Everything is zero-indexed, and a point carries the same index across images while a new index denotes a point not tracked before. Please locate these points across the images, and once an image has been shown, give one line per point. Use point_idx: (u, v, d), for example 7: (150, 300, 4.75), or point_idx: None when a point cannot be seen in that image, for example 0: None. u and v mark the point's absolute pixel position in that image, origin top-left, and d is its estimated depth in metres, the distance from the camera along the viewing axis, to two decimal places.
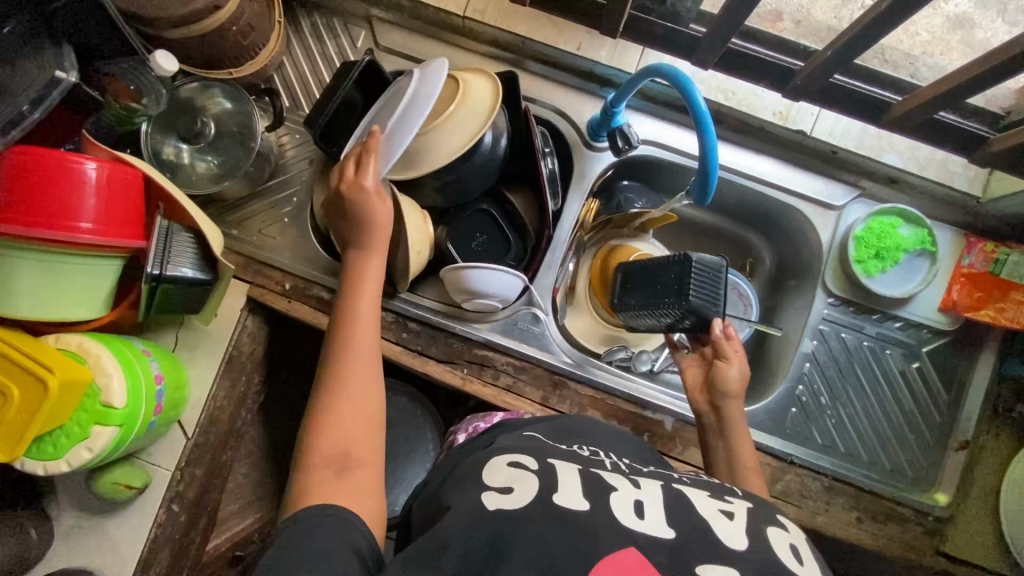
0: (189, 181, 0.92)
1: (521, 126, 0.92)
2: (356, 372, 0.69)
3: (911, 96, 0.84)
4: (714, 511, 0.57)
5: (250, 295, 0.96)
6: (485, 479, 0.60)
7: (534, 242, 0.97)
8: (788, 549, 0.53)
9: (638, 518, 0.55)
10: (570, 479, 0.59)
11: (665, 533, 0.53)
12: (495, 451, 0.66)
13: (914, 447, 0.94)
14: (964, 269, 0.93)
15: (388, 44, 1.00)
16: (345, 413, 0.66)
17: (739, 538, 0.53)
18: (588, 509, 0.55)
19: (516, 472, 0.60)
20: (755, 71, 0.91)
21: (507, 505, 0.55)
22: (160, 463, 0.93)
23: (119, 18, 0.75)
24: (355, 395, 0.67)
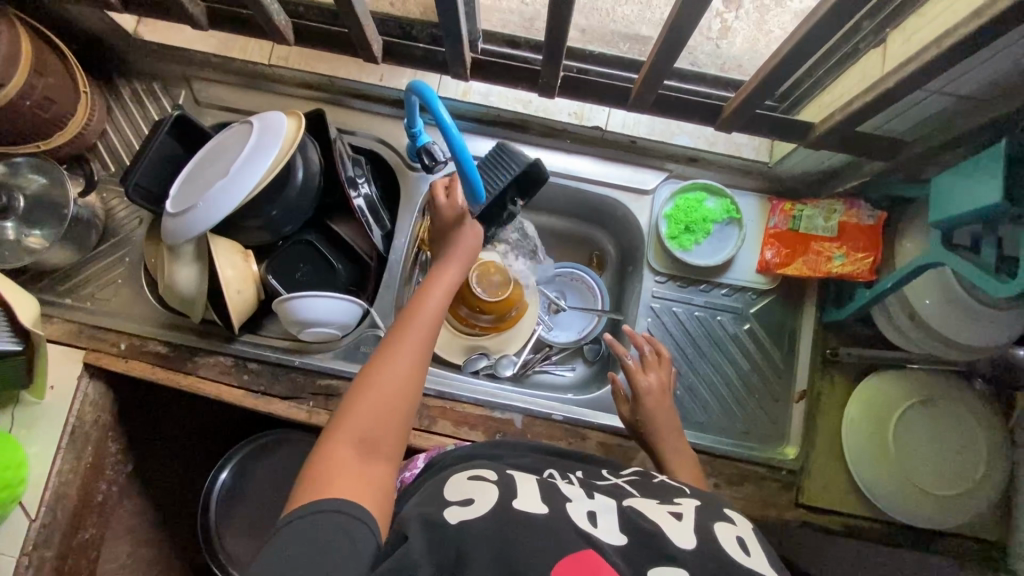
0: (8, 256, 0.92)
1: (331, 157, 0.96)
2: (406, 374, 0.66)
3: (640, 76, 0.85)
4: (663, 513, 0.58)
5: (86, 360, 0.95)
6: (445, 493, 0.59)
7: (367, 265, 1.00)
8: (735, 542, 0.54)
9: (591, 525, 0.55)
10: (528, 493, 0.59)
11: (617, 538, 0.54)
12: (448, 475, 0.66)
13: (760, 406, 0.97)
14: (772, 230, 0.99)
15: (208, 99, 1.05)
16: (381, 399, 0.63)
17: (687, 535, 0.54)
18: (545, 512, 0.55)
19: (476, 485, 0.60)
20: (511, 75, 0.94)
21: (467, 518, 0.54)
22: (3, 551, 0.89)
23: None
24: (396, 389, 0.64)
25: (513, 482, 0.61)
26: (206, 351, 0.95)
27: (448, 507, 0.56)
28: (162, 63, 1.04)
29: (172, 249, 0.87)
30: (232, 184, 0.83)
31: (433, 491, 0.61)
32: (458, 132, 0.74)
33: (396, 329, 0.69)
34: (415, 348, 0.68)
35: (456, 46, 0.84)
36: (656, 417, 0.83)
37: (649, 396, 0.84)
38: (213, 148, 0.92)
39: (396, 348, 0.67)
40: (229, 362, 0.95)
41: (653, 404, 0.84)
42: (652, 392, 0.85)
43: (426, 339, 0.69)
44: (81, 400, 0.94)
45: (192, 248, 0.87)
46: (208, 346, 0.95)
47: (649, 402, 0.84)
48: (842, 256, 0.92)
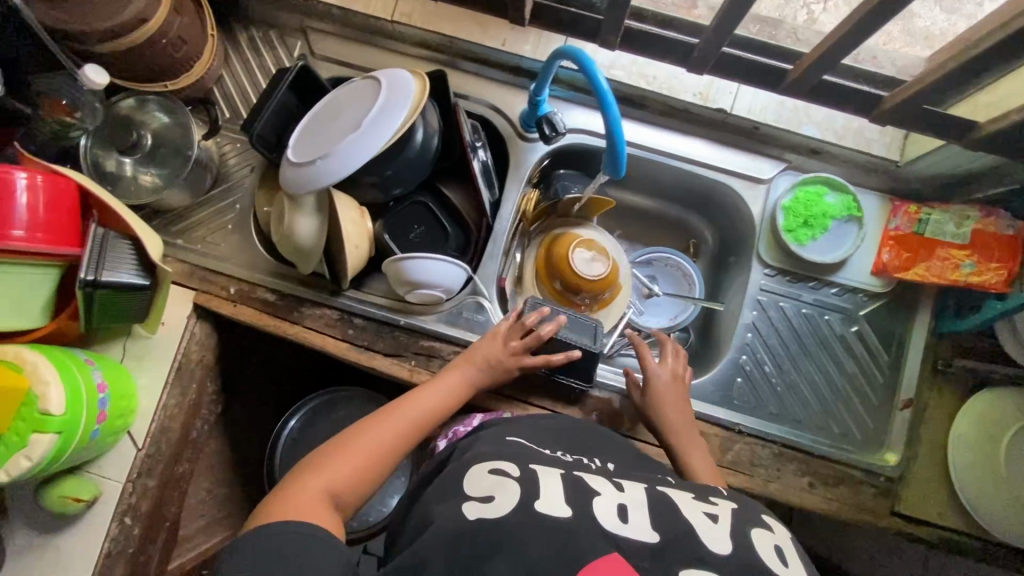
0: (128, 192, 0.93)
1: (451, 120, 0.95)
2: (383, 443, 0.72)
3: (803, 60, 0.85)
4: (701, 516, 0.59)
5: (196, 301, 0.97)
6: (464, 488, 0.62)
7: (474, 233, 1.00)
8: (773, 552, 0.56)
9: (622, 522, 0.56)
10: (551, 487, 0.60)
11: (650, 536, 0.55)
12: (475, 459, 0.68)
13: (862, 410, 0.95)
14: (892, 233, 0.96)
15: (323, 51, 1.04)
16: (355, 455, 0.69)
17: (721, 542, 0.55)
18: (569, 516, 0.56)
19: (496, 478, 0.62)
20: (658, 47, 0.91)
21: (486, 515, 0.56)
22: (111, 476, 0.93)
23: (47, 36, 0.78)
24: (363, 462, 0.69)
25: (535, 475, 0.63)
26: (313, 302, 0.96)
27: (469, 503, 0.59)
28: (281, 11, 1.03)
29: (295, 199, 0.87)
30: (364, 138, 0.83)
31: (452, 486, 0.63)
32: (615, 103, 0.72)
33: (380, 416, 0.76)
34: (398, 432, 0.74)
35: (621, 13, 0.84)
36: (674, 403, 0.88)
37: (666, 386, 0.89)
38: (336, 101, 0.92)
39: (379, 430, 0.73)
40: (335, 316, 0.96)
41: (665, 394, 0.88)
42: (664, 383, 0.89)
43: (403, 435, 0.75)
44: (188, 338, 0.97)
45: (313, 199, 0.87)
46: (315, 298, 0.96)
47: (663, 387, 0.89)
48: (972, 264, 0.89)
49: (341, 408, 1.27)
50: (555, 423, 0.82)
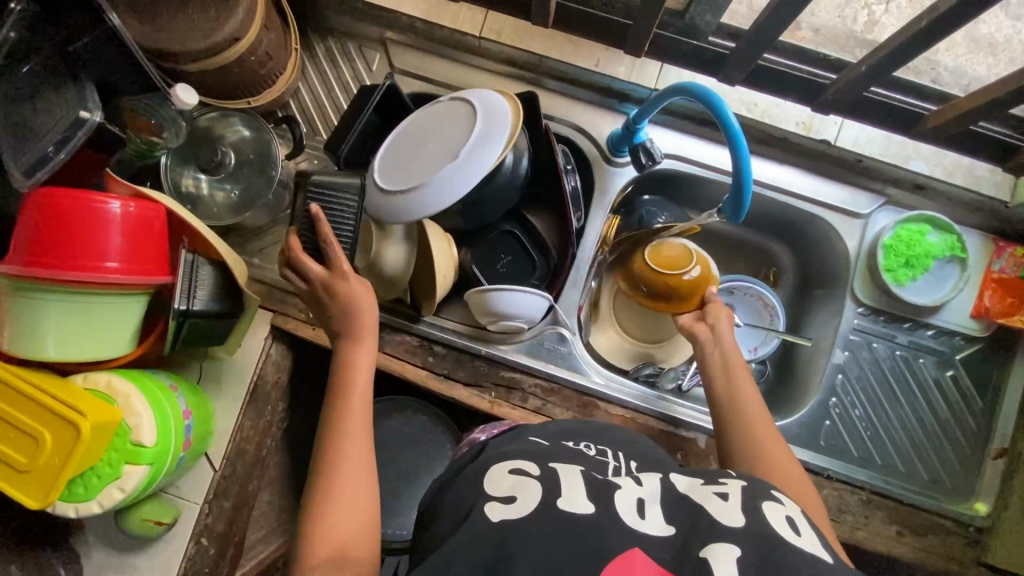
0: (210, 212, 0.91)
1: (542, 144, 0.91)
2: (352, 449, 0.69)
3: (948, 108, 0.85)
4: (708, 494, 0.57)
5: (273, 323, 0.95)
6: (486, 488, 0.60)
7: (556, 261, 0.95)
8: (784, 520, 0.53)
9: (639, 517, 0.55)
10: (573, 485, 0.59)
11: (664, 530, 0.53)
12: (494, 458, 0.67)
13: (952, 456, 0.93)
14: (994, 275, 0.92)
15: (403, 65, 1.00)
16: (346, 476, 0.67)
17: (733, 515, 0.53)
18: (592, 511, 0.54)
19: (517, 479, 0.60)
20: (778, 84, 0.91)
21: (510, 517, 0.55)
22: (188, 497, 0.92)
23: (147, 62, 0.74)
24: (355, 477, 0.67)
25: (556, 475, 0.61)
26: (392, 328, 0.94)
27: (491, 503, 0.57)
28: (362, 22, 1.00)
29: (384, 227, 0.86)
30: (463, 168, 0.81)
31: (473, 483, 0.62)
32: (749, 150, 0.68)
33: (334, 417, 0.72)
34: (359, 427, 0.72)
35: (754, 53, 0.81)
36: (746, 425, 0.71)
37: (721, 386, 0.76)
38: (424, 122, 0.89)
39: (343, 437, 0.70)
40: (415, 343, 0.94)
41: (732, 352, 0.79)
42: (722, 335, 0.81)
43: (364, 426, 0.73)
44: (265, 360, 0.95)
45: (402, 229, 0.86)
46: (394, 324, 0.94)
47: (716, 379, 0.77)
48: None
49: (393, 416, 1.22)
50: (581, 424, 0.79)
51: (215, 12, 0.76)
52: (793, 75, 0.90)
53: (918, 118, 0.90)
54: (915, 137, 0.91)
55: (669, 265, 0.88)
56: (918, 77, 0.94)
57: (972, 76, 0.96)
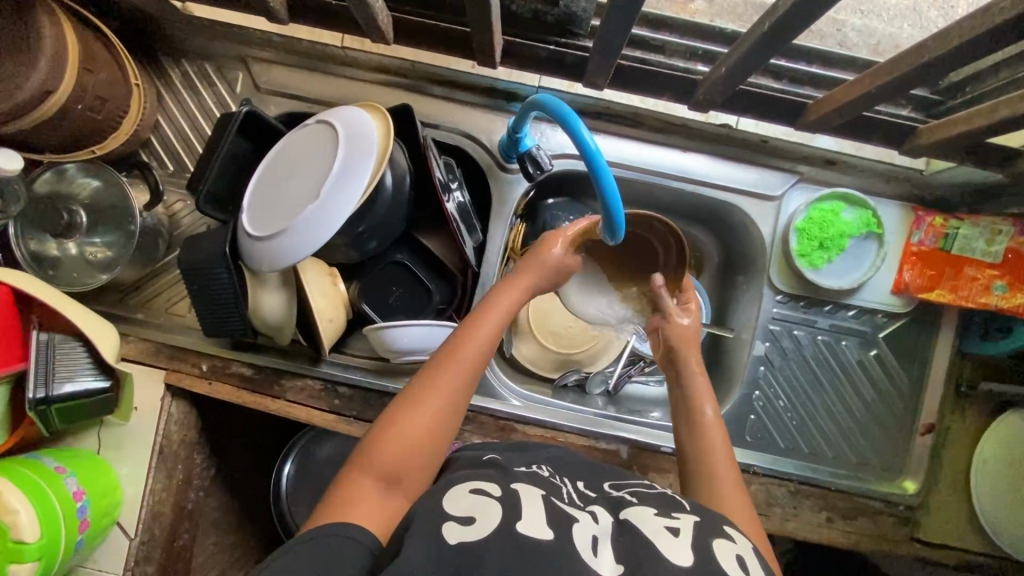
0: (75, 275, 0.85)
1: (422, 160, 0.84)
2: (441, 411, 0.63)
3: (823, 100, 0.74)
4: (660, 527, 0.54)
5: (168, 381, 0.90)
6: (445, 506, 0.56)
7: (460, 281, 0.91)
8: (734, 560, 0.53)
9: (592, 554, 0.51)
10: (532, 509, 0.55)
11: (613, 571, 0.50)
12: (450, 479, 0.62)
13: (879, 437, 0.91)
14: (914, 248, 0.87)
15: (270, 85, 0.91)
16: (416, 433, 0.61)
17: (683, 554, 0.51)
18: (550, 539, 0.51)
19: (475, 499, 0.56)
20: (652, 85, 0.81)
21: (467, 540, 0.51)
22: (107, 568, 0.89)
23: None
24: (418, 426, 0.61)
25: (518, 496, 0.57)
26: (292, 373, 0.89)
27: (448, 525, 0.53)
28: (215, 41, 0.90)
29: (258, 275, 0.79)
30: (327, 208, 0.73)
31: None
32: (610, 171, 0.59)
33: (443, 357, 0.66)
34: (455, 387, 0.64)
35: (611, 55, 0.70)
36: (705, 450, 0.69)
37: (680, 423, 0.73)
38: (288, 152, 0.81)
39: (427, 381, 0.64)
40: (319, 386, 0.89)
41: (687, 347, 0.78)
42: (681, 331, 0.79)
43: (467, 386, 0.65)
44: (166, 420, 0.91)
45: (277, 275, 0.79)
46: (293, 369, 0.89)
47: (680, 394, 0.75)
48: (1004, 287, 0.83)
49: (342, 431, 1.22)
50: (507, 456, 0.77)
51: (18, 68, 0.68)
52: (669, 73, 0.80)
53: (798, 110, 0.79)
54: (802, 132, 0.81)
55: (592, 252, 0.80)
56: (823, 41, 0.87)
57: (881, 32, 0.88)
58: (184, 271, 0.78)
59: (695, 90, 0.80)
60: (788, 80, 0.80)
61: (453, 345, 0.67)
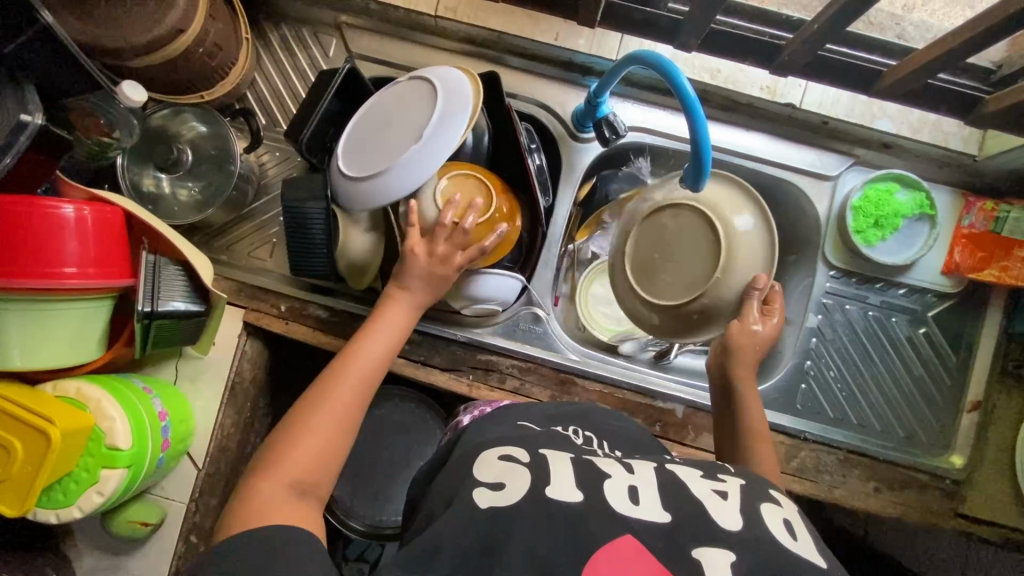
0: (172, 211, 0.90)
1: (504, 122, 0.90)
2: (343, 400, 0.70)
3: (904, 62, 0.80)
4: (709, 490, 0.57)
5: (246, 320, 0.94)
6: (476, 474, 0.60)
7: (528, 240, 0.95)
8: (781, 524, 0.53)
9: (632, 503, 0.55)
10: (560, 471, 0.58)
11: (659, 516, 0.53)
12: (483, 444, 0.67)
13: (926, 412, 0.94)
14: (965, 230, 0.92)
15: (362, 50, 0.98)
16: (325, 426, 0.67)
17: (733, 519, 0.53)
18: (581, 500, 0.54)
19: (508, 465, 0.60)
20: (741, 48, 0.87)
21: (499, 505, 0.55)
22: (174, 497, 0.92)
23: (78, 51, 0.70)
24: (324, 434, 0.66)
25: (545, 461, 0.61)
26: (365, 318, 0.94)
27: (479, 490, 0.57)
28: (315, 7, 0.97)
29: (350, 214, 0.85)
30: (425, 153, 0.79)
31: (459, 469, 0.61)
32: (705, 117, 0.65)
33: (338, 371, 0.73)
34: (357, 378, 0.72)
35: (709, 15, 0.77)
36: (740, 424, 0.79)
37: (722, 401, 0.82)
38: (383, 105, 0.87)
39: (327, 396, 0.69)
40: None
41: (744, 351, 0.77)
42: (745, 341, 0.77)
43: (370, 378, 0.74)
44: (241, 357, 0.95)
45: (367, 218, 0.85)
46: (367, 313, 0.94)
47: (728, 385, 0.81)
48: None
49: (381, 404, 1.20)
50: (571, 412, 0.81)
51: (154, 5, 0.74)
52: (750, 37, 0.86)
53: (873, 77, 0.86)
54: (876, 97, 0.87)
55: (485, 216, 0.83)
56: (883, 33, 0.93)
57: (937, 29, 0.94)
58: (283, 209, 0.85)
59: (778, 54, 0.86)
60: (856, 60, 0.86)
61: (355, 346, 0.76)
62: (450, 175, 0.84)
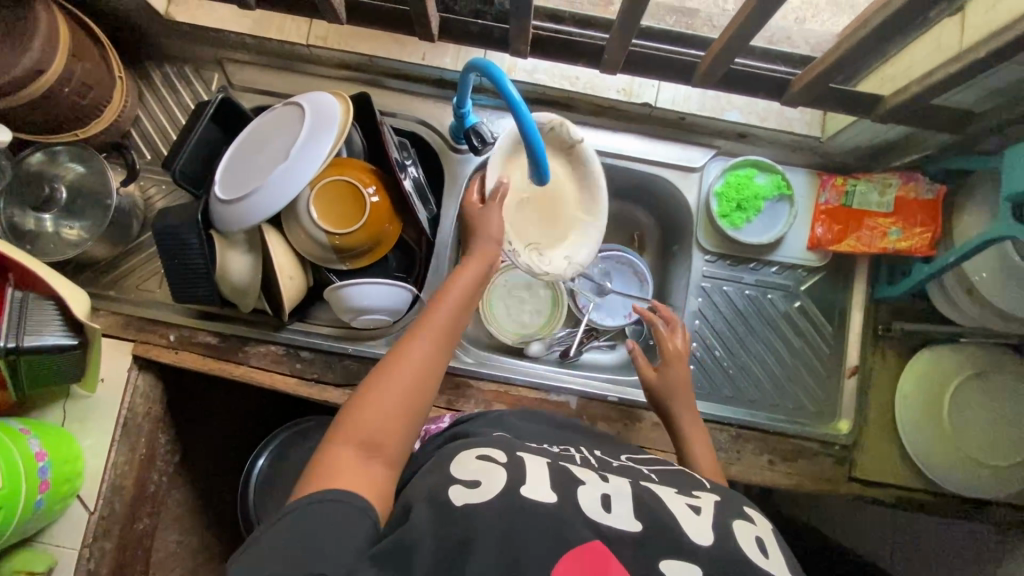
0: (49, 249, 0.90)
1: (376, 138, 0.93)
2: (421, 367, 0.64)
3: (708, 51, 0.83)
4: (682, 506, 0.57)
5: (135, 353, 0.94)
6: (453, 468, 0.57)
7: (416, 254, 1.00)
8: (753, 541, 0.54)
9: (604, 511, 0.54)
10: (537, 474, 0.57)
11: (630, 525, 0.53)
12: (459, 445, 0.63)
13: (810, 381, 0.98)
14: (822, 206, 0.97)
15: (243, 82, 1.01)
16: (402, 394, 0.61)
17: (704, 531, 0.53)
18: (554, 500, 0.53)
19: (485, 463, 0.57)
20: (565, 52, 0.88)
21: (474, 500, 0.52)
22: (64, 543, 0.89)
23: None
24: (402, 400, 0.61)
25: (522, 463, 0.58)
26: (257, 340, 0.94)
27: (455, 487, 0.54)
28: (192, 45, 1.01)
29: (227, 237, 0.86)
30: (293, 168, 0.82)
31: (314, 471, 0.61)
32: (530, 114, 0.71)
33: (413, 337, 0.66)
34: (433, 348, 0.66)
35: (523, 21, 0.79)
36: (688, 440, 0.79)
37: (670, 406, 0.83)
38: (257, 131, 0.90)
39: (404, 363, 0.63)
40: (281, 351, 0.94)
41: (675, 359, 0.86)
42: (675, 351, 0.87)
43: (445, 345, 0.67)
44: (132, 391, 0.94)
45: (244, 238, 0.86)
46: (257, 336, 0.94)
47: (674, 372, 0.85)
48: (898, 231, 0.92)
49: (312, 436, 1.22)
50: (550, 425, 0.79)
51: (12, 49, 0.77)
52: (579, 41, 0.87)
53: (691, 67, 0.88)
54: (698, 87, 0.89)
55: (353, 214, 0.87)
56: None
57: None
58: (158, 236, 0.86)
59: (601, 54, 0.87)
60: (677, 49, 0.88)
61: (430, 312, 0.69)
62: (319, 186, 0.87)
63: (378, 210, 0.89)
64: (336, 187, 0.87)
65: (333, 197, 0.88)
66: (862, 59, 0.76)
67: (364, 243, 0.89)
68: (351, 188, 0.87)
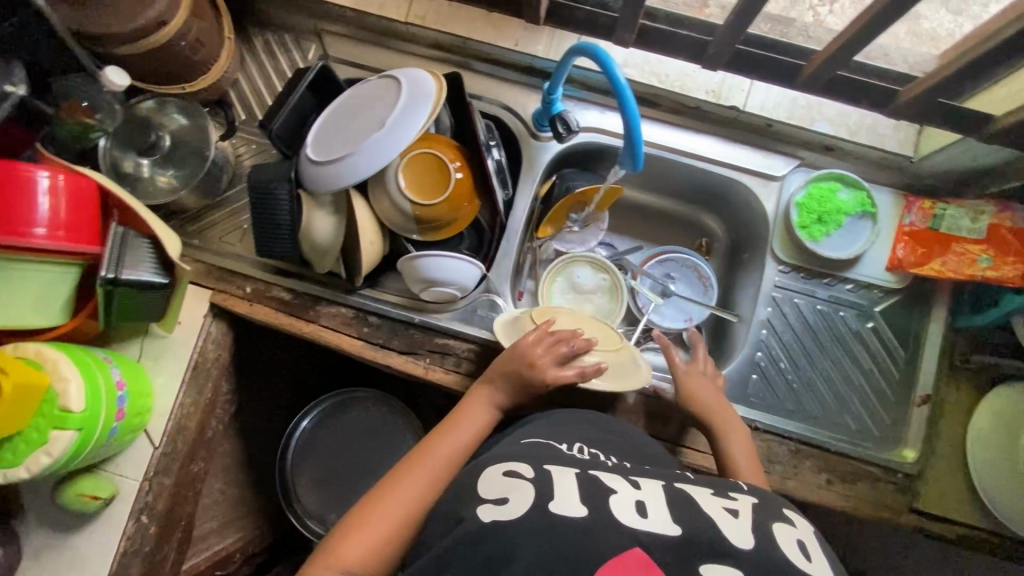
0: (146, 192, 0.95)
1: (465, 118, 0.96)
2: (422, 481, 0.71)
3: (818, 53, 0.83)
4: (718, 508, 0.56)
5: (213, 300, 0.98)
6: (481, 491, 0.59)
7: (488, 235, 1.01)
8: (794, 544, 0.53)
9: (640, 516, 0.53)
10: (566, 483, 0.57)
11: (669, 529, 0.52)
12: (488, 461, 0.65)
13: (876, 405, 0.95)
14: (906, 228, 0.95)
15: (339, 53, 1.05)
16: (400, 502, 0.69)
17: (745, 537, 0.52)
18: (583, 516, 0.52)
19: (512, 480, 0.58)
20: (669, 47, 0.89)
21: (500, 518, 0.53)
22: (126, 474, 0.92)
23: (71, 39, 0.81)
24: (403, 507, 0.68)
25: (550, 476, 0.58)
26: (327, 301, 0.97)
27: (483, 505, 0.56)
28: (296, 14, 1.05)
29: (315, 196, 0.88)
30: (389, 136, 0.84)
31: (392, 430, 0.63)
32: (635, 104, 0.72)
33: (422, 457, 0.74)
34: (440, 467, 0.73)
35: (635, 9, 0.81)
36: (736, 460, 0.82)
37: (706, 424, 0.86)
38: (352, 100, 0.93)
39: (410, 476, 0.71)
40: (349, 314, 0.96)
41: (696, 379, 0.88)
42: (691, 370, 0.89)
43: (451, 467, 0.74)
44: (205, 336, 0.97)
45: (331, 200, 0.89)
46: (328, 296, 0.97)
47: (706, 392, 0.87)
48: (989, 259, 0.89)
49: (355, 407, 1.26)
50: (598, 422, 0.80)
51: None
52: (681, 36, 0.87)
53: (794, 71, 0.87)
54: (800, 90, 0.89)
55: (437, 188, 0.89)
56: None
57: None
58: (252, 188, 0.89)
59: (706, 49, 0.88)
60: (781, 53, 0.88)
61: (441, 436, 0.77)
62: (408, 156, 0.89)
63: (461, 187, 0.91)
64: (425, 161, 0.90)
65: (419, 169, 0.91)
66: (977, 75, 0.74)
67: (441, 218, 0.90)
68: (438, 162, 0.90)
